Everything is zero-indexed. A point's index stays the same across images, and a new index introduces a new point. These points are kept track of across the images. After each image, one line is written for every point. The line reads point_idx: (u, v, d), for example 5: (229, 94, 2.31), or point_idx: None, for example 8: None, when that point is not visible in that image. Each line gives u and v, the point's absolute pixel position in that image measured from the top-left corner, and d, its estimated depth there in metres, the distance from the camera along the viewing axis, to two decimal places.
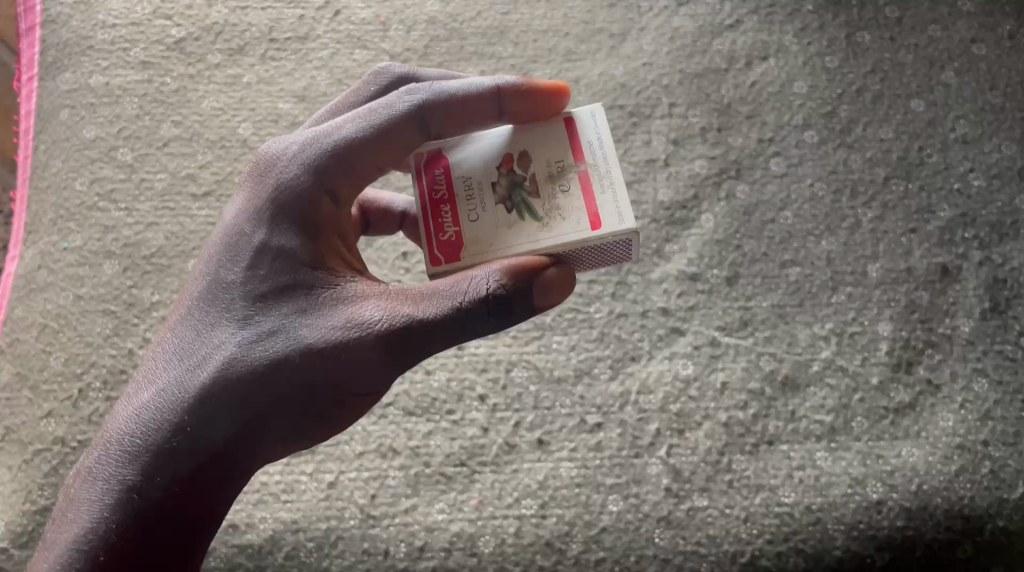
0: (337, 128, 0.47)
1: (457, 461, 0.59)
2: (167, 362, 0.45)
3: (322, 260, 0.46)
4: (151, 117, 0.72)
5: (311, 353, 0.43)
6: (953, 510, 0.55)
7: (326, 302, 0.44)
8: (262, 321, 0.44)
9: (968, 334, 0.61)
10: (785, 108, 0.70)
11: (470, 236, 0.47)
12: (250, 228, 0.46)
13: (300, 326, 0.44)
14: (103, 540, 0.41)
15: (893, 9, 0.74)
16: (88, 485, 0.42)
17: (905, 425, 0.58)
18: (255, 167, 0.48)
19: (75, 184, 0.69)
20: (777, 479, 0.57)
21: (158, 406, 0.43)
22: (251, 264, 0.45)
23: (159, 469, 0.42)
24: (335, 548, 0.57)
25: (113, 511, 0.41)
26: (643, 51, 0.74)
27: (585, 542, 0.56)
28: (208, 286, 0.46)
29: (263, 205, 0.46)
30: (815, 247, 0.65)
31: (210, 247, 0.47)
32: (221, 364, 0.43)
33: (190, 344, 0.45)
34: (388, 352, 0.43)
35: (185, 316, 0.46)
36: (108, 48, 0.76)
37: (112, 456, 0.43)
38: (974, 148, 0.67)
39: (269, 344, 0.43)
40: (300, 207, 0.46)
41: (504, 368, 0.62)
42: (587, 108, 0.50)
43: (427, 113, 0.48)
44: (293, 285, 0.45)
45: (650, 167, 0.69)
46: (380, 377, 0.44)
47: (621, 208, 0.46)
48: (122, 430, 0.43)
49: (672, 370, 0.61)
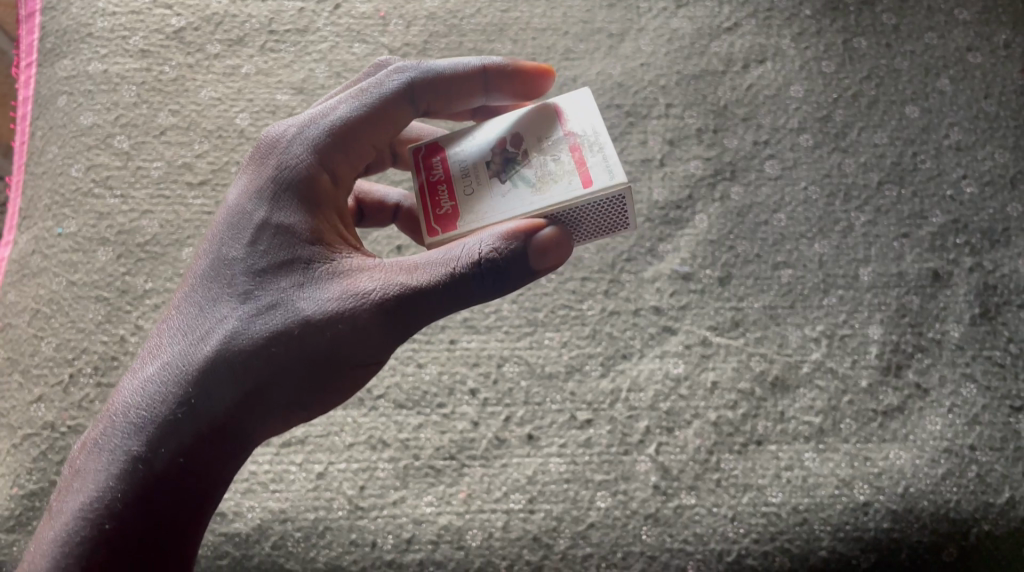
0: (333, 109, 0.49)
1: (447, 454, 0.59)
2: (172, 337, 0.45)
3: (321, 235, 0.46)
4: (149, 106, 0.72)
5: (311, 326, 0.43)
6: (939, 514, 0.56)
7: (324, 276, 0.45)
8: (264, 296, 0.44)
9: (958, 339, 0.61)
10: (782, 112, 0.71)
11: (466, 209, 0.48)
12: (252, 206, 0.47)
13: (300, 299, 0.44)
14: (109, 509, 0.41)
15: (890, 17, 0.74)
16: (95, 456, 0.42)
17: (894, 427, 0.59)
18: (255, 151, 0.49)
19: (70, 170, 0.69)
20: (765, 478, 0.57)
21: (162, 379, 0.43)
22: (252, 240, 0.46)
23: (165, 441, 0.42)
24: (322, 538, 0.57)
25: (117, 482, 0.41)
26: (641, 51, 0.74)
27: (573, 537, 0.56)
28: (211, 263, 0.46)
29: (266, 183, 0.47)
30: (808, 249, 0.65)
31: (212, 226, 0.48)
32: (224, 337, 0.43)
33: (193, 319, 0.45)
34: (386, 322, 0.44)
35: (188, 293, 0.46)
36: (107, 35, 0.76)
37: (117, 429, 0.43)
38: (967, 155, 0.68)
39: (271, 317, 0.44)
40: (299, 185, 0.47)
41: (495, 362, 0.63)
42: (573, 91, 0.52)
43: (415, 90, 0.52)
44: (292, 260, 0.45)
45: (646, 166, 0.69)
46: (378, 348, 0.45)
47: (611, 166, 0.46)
48: (127, 403, 0.43)
49: (663, 369, 0.61)
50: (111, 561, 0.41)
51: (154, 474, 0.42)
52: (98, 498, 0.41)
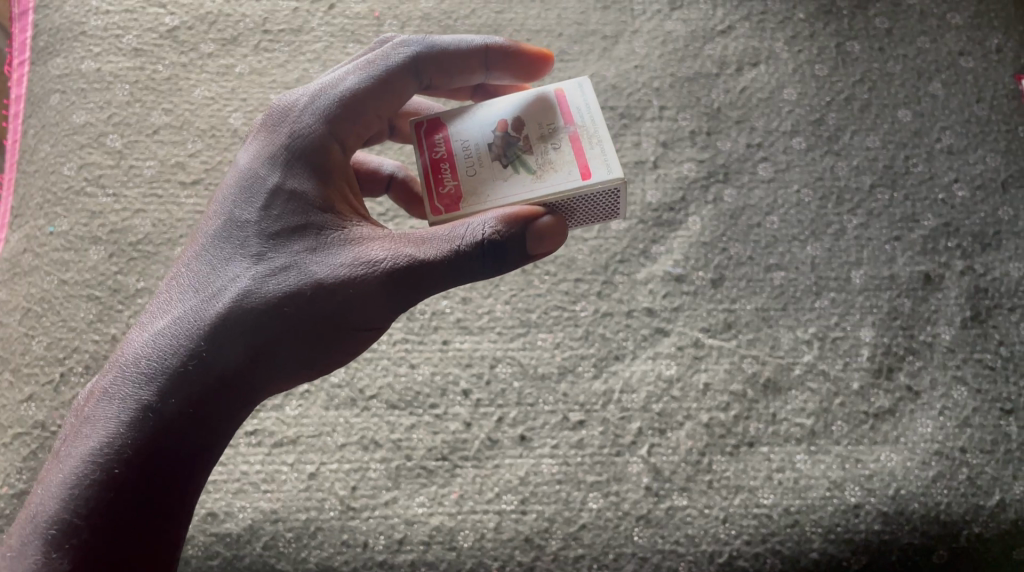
0: (341, 79, 0.51)
1: (439, 455, 0.59)
2: (183, 293, 0.46)
3: (332, 204, 0.48)
4: (141, 105, 0.72)
5: (322, 288, 0.44)
6: (930, 516, 0.56)
7: (334, 242, 0.46)
8: (275, 258, 0.46)
9: (949, 342, 0.62)
10: (775, 115, 0.71)
11: (468, 189, 0.49)
12: (266, 171, 0.48)
13: (311, 263, 0.45)
14: (118, 455, 0.41)
15: (884, 20, 0.74)
16: (104, 404, 0.42)
17: (885, 430, 0.59)
18: (266, 119, 0.50)
19: (63, 169, 0.69)
20: (757, 480, 0.58)
21: (174, 332, 0.44)
22: (265, 205, 0.47)
23: (174, 391, 0.42)
24: (314, 539, 0.57)
25: (127, 429, 0.41)
26: (635, 54, 0.75)
27: (565, 538, 0.56)
28: (224, 225, 0.47)
29: (278, 150, 0.48)
30: (800, 252, 0.65)
31: (224, 190, 0.49)
32: (237, 294, 0.44)
33: (205, 277, 0.46)
34: (395, 288, 0.45)
35: (200, 252, 0.47)
36: (101, 34, 0.75)
37: (128, 379, 0.43)
38: (959, 158, 0.68)
39: (283, 278, 0.45)
40: (311, 153, 0.48)
41: (488, 363, 0.62)
42: (573, 79, 0.52)
43: (421, 64, 0.52)
44: (304, 225, 0.46)
45: (639, 168, 0.69)
46: (383, 313, 0.46)
47: (610, 160, 0.48)
48: (139, 354, 0.43)
49: (655, 370, 0.61)
50: (119, 505, 0.41)
51: (165, 423, 0.42)
52: (107, 444, 0.41)
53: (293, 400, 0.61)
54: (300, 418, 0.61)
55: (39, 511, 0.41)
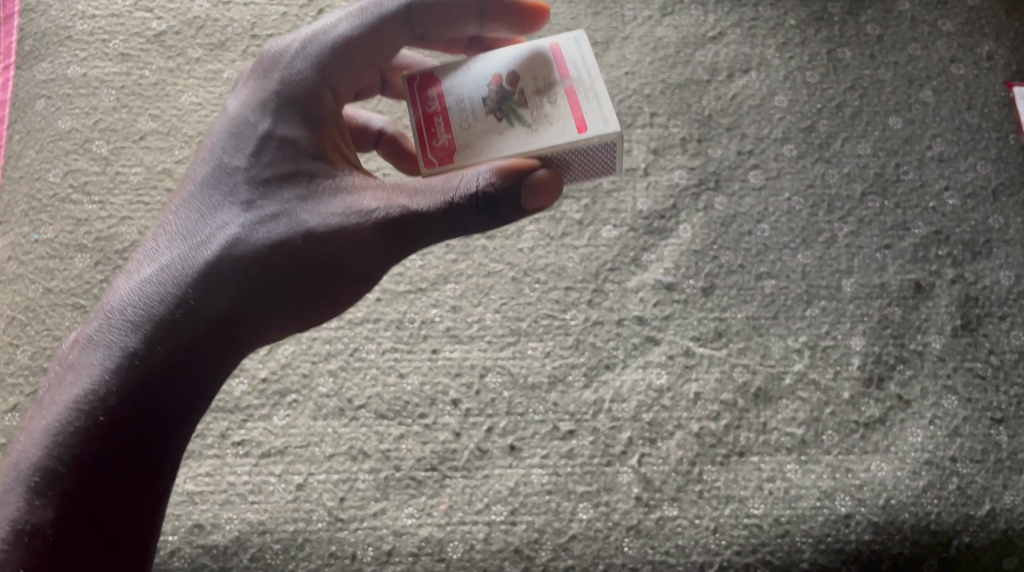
0: (333, 26, 0.50)
1: (428, 465, 0.59)
2: (172, 242, 0.45)
3: (323, 153, 0.48)
4: (128, 110, 0.71)
5: (313, 236, 0.44)
6: (920, 526, 0.56)
7: (325, 191, 0.46)
8: (266, 206, 0.46)
9: (940, 351, 0.62)
10: (766, 121, 0.71)
11: (462, 142, 0.48)
12: (257, 119, 0.48)
13: (302, 211, 0.45)
14: (103, 402, 0.41)
15: (874, 27, 0.74)
16: (89, 351, 0.42)
17: (875, 439, 0.59)
18: (258, 64, 0.51)
19: (48, 175, 0.68)
20: (747, 490, 0.57)
21: (161, 279, 0.44)
22: (255, 152, 0.47)
23: (162, 338, 0.42)
24: (302, 551, 0.56)
25: (112, 377, 0.41)
26: (626, 59, 0.74)
27: (555, 549, 0.56)
28: (213, 172, 0.48)
29: (269, 97, 0.49)
30: (791, 260, 0.65)
31: (214, 138, 0.49)
32: (227, 241, 0.44)
33: (194, 225, 0.46)
34: (387, 238, 0.45)
35: (189, 200, 0.47)
36: (87, 39, 0.75)
37: (114, 326, 0.43)
38: (949, 166, 0.68)
39: (274, 226, 0.45)
40: (303, 100, 0.48)
41: (478, 372, 0.62)
42: (570, 34, 0.52)
43: (416, 12, 0.51)
44: (294, 173, 0.46)
45: (630, 175, 0.69)
46: (374, 264, 0.46)
47: (606, 114, 0.47)
48: (125, 302, 0.43)
49: (646, 380, 0.61)
50: (104, 453, 0.40)
51: (152, 371, 0.41)
52: (93, 391, 0.41)
53: (280, 410, 0.61)
54: (288, 429, 0.60)
55: (20, 460, 0.40)
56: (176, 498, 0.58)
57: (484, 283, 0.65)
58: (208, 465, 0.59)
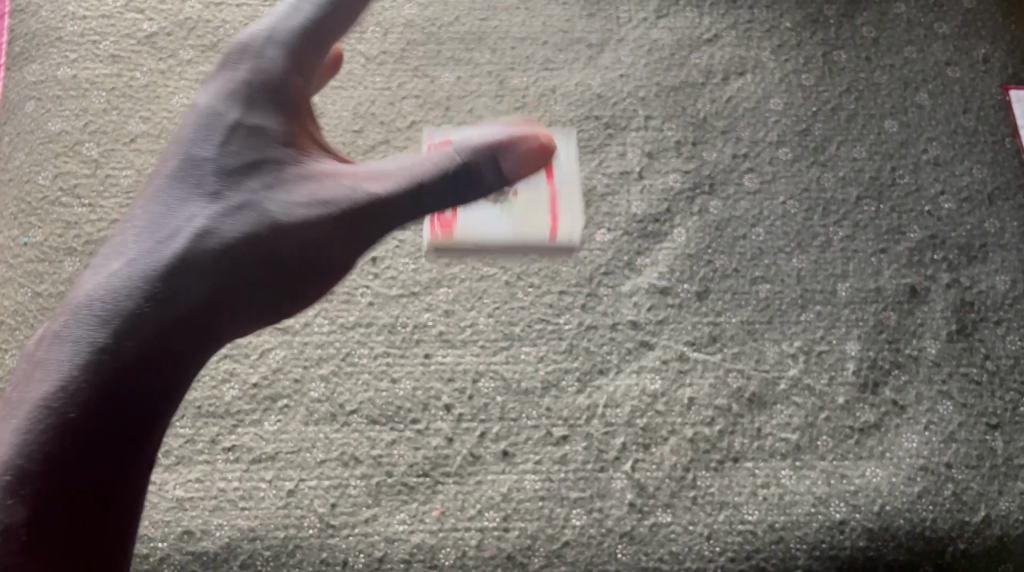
0: (297, 11, 0.54)
1: (420, 471, 0.58)
2: (140, 234, 0.45)
3: (292, 141, 0.51)
4: (119, 112, 0.71)
5: (282, 225, 0.47)
6: (915, 532, 0.56)
7: (294, 181, 0.50)
8: (233, 196, 0.47)
9: (935, 356, 0.61)
10: (761, 124, 0.70)
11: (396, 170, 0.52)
12: (225, 109, 0.50)
13: (269, 201, 0.48)
14: (73, 398, 0.39)
15: (870, 30, 0.74)
16: (57, 346, 0.40)
17: (870, 445, 0.59)
18: (226, 57, 0.53)
19: (38, 178, 0.68)
20: (741, 496, 0.57)
21: (132, 272, 0.43)
22: (223, 140, 0.49)
23: (135, 329, 0.41)
24: (293, 557, 0.56)
25: (83, 370, 0.39)
26: (621, 62, 0.73)
27: (547, 556, 0.56)
28: (180, 165, 0.48)
29: (237, 88, 0.51)
30: (786, 264, 0.65)
31: (181, 132, 0.50)
32: (196, 233, 0.45)
33: (160, 219, 0.46)
34: (358, 226, 0.50)
35: (154, 195, 0.47)
36: (76, 40, 0.74)
37: (83, 320, 0.41)
38: (945, 170, 0.68)
39: (242, 215, 0.47)
40: (270, 90, 0.52)
41: (471, 377, 0.61)
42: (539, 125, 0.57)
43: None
44: (260, 162, 0.49)
45: (624, 178, 0.68)
46: (342, 250, 0.50)
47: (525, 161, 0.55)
48: (96, 294, 0.42)
49: (640, 385, 0.61)
50: (76, 450, 0.38)
51: (125, 365, 0.40)
52: (64, 386, 0.39)
53: (271, 415, 0.60)
54: (279, 434, 0.59)
55: None
56: (166, 505, 0.57)
57: (477, 287, 0.64)
58: (197, 471, 0.58)
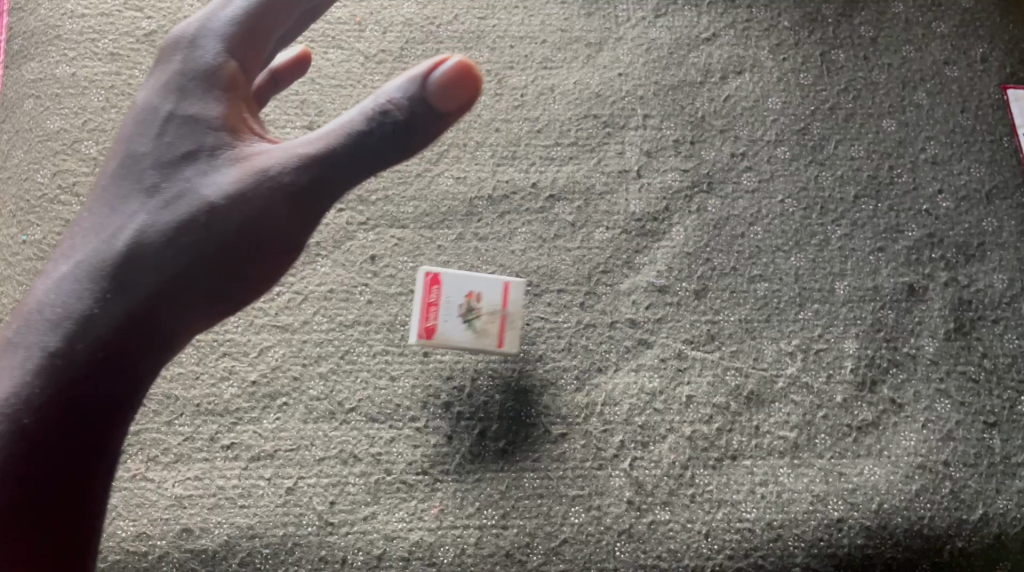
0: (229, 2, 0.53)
1: (419, 469, 0.58)
2: (88, 239, 0.48)
3: (228, 122, 0.51)
4: (117, 110, 0.71)
5: (216, 210, 0.48)
6: (913, 530, 0.56)
7: (228, 162, 0.49)
8: (169, 190, 0.49)
9: (932, 354, 0.62)
10: (759, 123, 0.70)
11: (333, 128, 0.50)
12: (160, 103, 0.51)
13: (203, 188, 0.48)
14: (28, 400, 0.42)
15: (868, 29, 0.74)
16: (12, 353, 0.44)
17: (868, 443, 0.59)
18: (161, 54, 0.54)
19: (36, 176, 0.68)
20: (740, 494, 0.57)
21: (78, 278, 0.46)
22: (159, 135, 0.50)
23: (81, 332, 0.44)
24: (291, 556, 0.56)
25: (34, 374, 0.43)
26: (619, 60, 0.73)
27: (545, 554, 0.56)
28: (123, 166, 0.51)
29: (170, 82, 0.52)
30: (784, 263, 0.65)
31: (124, 132, 0.53)
32: (135, 232, 0.47)
33: (105, 222, 0.49)
34: (297, 199, 0.49)
35: (101, 198, 0.50)
36: (75, 38, 0.73)
37: (36, 327, 0.45)
38: (943, 169, 0.68)
39: (177, 206, 0.48)
40: (201, 78, 0.52)
41: (470, 375, 0.61)
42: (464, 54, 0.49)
43: None
44: (194, 151, 0.50)
45: (623, 177, 0.68)
46: (287, 227, 0.49)
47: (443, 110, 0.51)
48: (47, 302, 0.45)
49: (638, 383, 0.61)
50: (38, 450, 0.42)
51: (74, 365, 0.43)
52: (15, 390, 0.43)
53: (270, 413, 0.60)
54: (278, 432, 0.59)
55: None
56: (165, 502, 0.57)
57: None
58: (196, 468, 0.58)
